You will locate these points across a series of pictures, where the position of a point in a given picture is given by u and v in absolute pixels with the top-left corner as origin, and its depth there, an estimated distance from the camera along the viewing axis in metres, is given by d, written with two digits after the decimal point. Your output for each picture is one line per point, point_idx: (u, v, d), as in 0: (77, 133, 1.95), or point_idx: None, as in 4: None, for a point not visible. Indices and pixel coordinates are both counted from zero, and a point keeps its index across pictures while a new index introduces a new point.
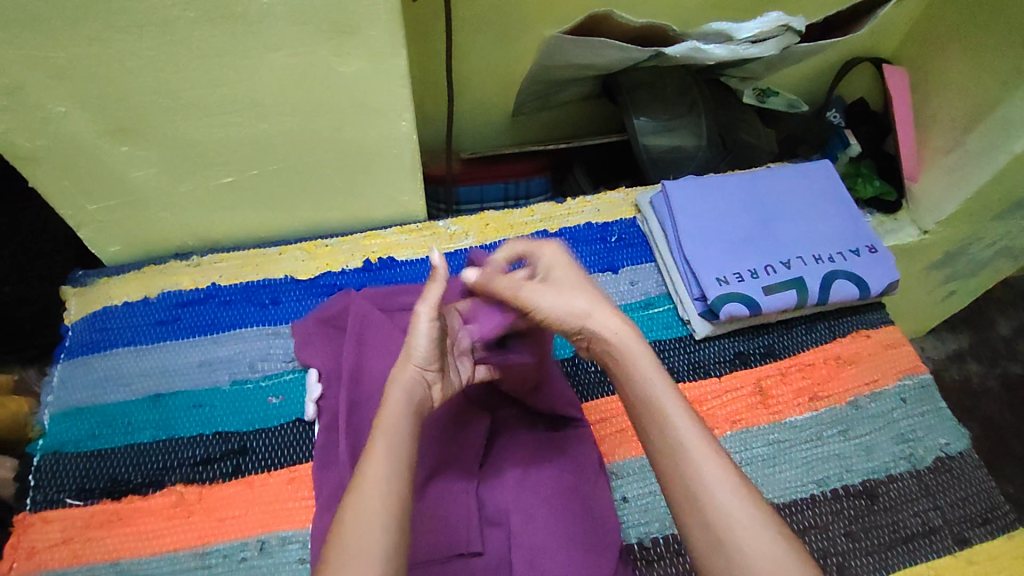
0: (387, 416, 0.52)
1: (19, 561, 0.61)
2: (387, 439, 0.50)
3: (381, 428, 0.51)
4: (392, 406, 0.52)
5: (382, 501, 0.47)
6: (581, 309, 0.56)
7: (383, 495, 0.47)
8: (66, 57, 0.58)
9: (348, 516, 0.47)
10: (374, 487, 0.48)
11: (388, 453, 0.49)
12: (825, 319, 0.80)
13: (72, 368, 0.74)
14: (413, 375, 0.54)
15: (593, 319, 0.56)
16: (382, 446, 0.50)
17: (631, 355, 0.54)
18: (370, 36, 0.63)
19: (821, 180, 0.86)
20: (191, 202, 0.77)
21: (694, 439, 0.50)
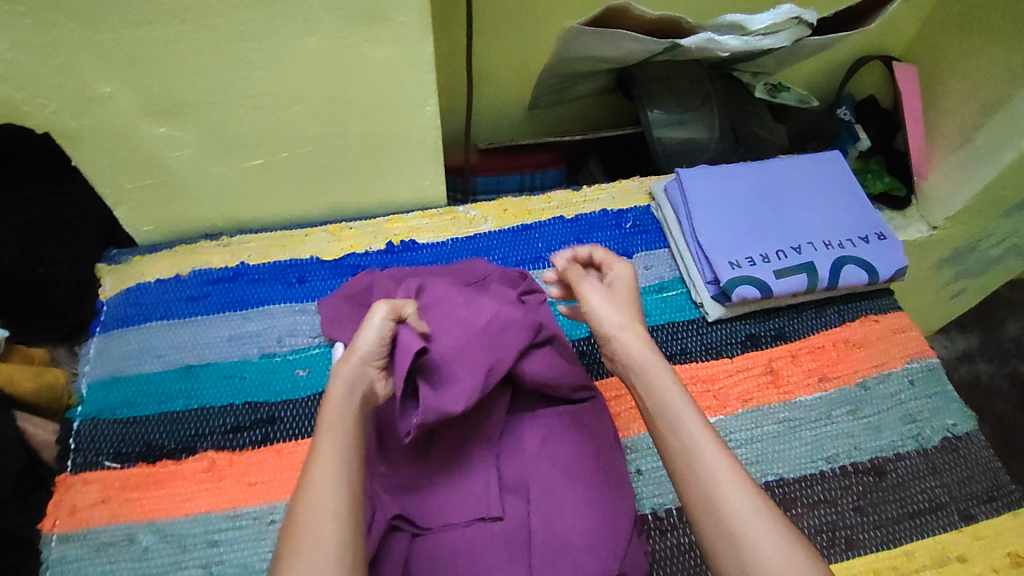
0: (330, 412, 0.52)
1: (61, 518, 0.65)
2: (335, 430, 0.51)
3: (327, 421, 0.51)
4: (334, 402, 0.53)
5: (334, 481, 0.47)
6: (620, 320, 0.57)
7: (332, 476, 0.48)
8: (114, 39, 0.61)
9: (304, 500, 0.46)
10: (327, 471, 0.48)
11: (338, 440, 0.50)
12: (834, 304, 0.83)
13: (107, 340, 0.77)
14: (358, 372, 0.56)
15: (626, 329, 0.56)
16: (331, 437, 0.50)
17: (653, 365, 0.54)
18: (400, 23, 0.66)
19: (832, 169, 0.88)
20: (223, 183, 0.80)
21: (705, 440, 0.49)
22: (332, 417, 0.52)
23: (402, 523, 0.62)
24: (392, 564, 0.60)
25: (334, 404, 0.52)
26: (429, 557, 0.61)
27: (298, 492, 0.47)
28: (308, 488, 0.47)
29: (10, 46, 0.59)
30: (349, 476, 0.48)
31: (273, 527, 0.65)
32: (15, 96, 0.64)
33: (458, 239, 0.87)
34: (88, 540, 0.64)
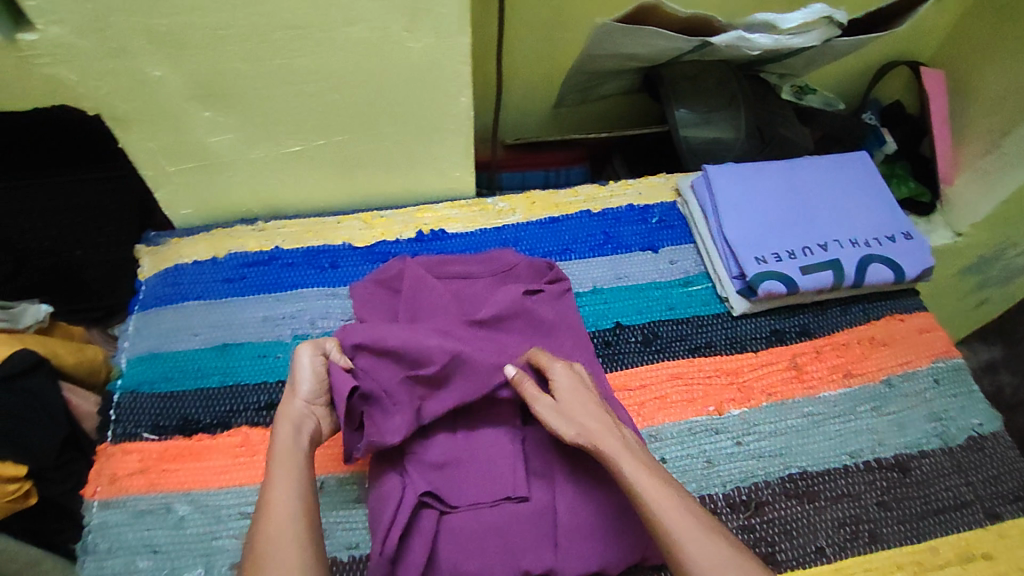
0: (278, 454, 0.56)
1: (102, 485, 0.67)
2: (284, 467, 0.55)
3: (276, 459, 0.56)
4: (281, 443, 0.57)
5: (288, 512, 0.51)
6: (580, 424, 0.62)
7: (286, 508, 0.52)
8: (167, 24, 0.63)
9: (261, 532, 0.50)
10: (281, 506, 0.52)
11: (287, 477, 0.54)
12: (860, 302, 0.83)
13: (146, 318, 0.80)
14: (301, 412, 0.61)
15: (586, 428, 0.62)
16: (280, 472, 0.54)
17: (615, 455, 0.59)
18: (440, 14, 0.68)
19: (860, 169, 0.88)
20: (261, 168, 0.82)
21: (684, 527, 0.54)
22: (281, 456, 0.56)
23: (431, 500, 0.63)
24: (421, 540, 0.61)
25: (281, 444, 0.57)
26: (456, 535, 0.62)
27: (256, 527, 0.51)
28: (263, 523, 0.51)
29: (71, 29, 0.62)
30: (302, 506, 0.52)
31: None
32: (71, 78, 0.67)
33: (487, 230, 0.89)
34: (128, 507, 0.66)
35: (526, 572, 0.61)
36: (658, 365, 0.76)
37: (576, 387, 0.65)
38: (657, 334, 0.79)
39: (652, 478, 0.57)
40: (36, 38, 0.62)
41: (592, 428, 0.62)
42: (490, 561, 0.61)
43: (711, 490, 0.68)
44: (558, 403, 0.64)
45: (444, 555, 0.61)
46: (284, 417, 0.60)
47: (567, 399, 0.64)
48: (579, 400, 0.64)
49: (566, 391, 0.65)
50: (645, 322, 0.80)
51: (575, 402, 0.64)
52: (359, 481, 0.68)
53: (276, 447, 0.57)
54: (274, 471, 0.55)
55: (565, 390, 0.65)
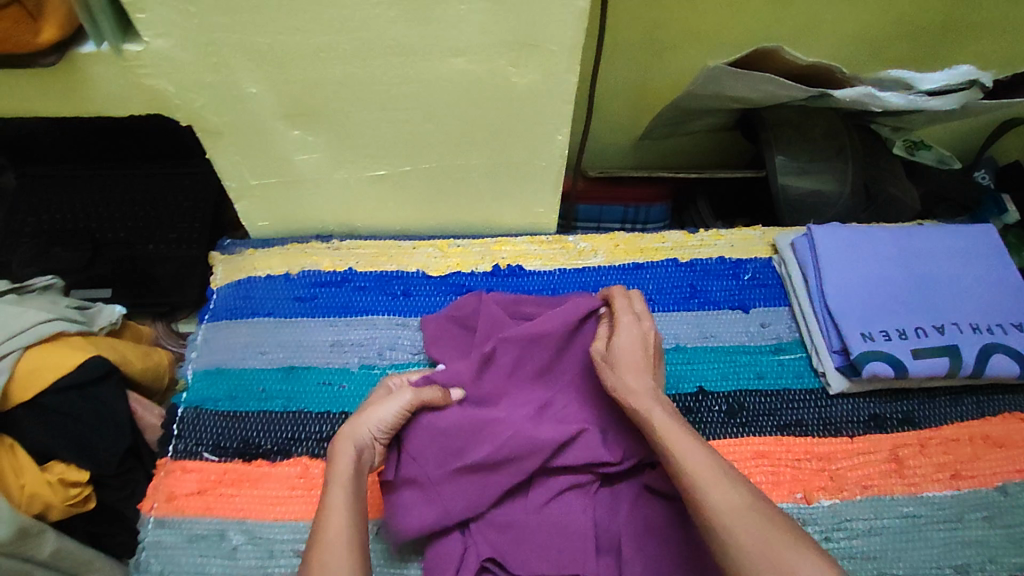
0: (336, 472, 0.54)
1: (159, 502, 0.66)
2: (340, 490, 0.53)
3: (333, 481, 0.54)
4: (340, 462, 0.55)
5: (343, 545, 0.49)
6: (621, 377, 0.62)
7: (341, 536, 0.49)
8: (270, 43, 0.62)
9: (316, 563, 0.47)
10: (337, 532, 0.49)
11: (344, 503, 0.52)
12: (973, 393, 0.75)
13: (215, 330, 0.79)
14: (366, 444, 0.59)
15: (628, 383, 0.61)
16: (337, 495, 0.52)
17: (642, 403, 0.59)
18: (550, 50, 0.64)
19: (983, 243, 0.80)
20: (343, 188, 0.80)
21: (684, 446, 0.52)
22: (338, 476, 0.54)
23: (494, 566, 0.61)
24: None
25: (339, 461, 0.55)
26: None
27: (309, 555, 0.48)
28: (319, 551, 0.48)
29: (175, 42, 0.61)
30: (356, 536, 0.50)
31: None
32: (169, 90, 0.66)
33: (566, 270, 0.85)
34: (182, 530, 0.65)
35: None
36: (741, 440, 0.70)
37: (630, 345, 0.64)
38: (744, 405, 0.73)
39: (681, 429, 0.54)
40: (141, 50, 0.62)
41: (636, 385, 0.61)
42: None
43: None
44: (609, 357, 0.65)
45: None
46: (342, 435, 0.58)
47: (616, 360, 0.64)
48: (633, 358, 0.64)
49: (622, 348, 0.65)
50: (730, 390, 0.74)
51: (628, 358, 0.63)
52: None
53: (335, 467, 0.55)
54: (328, 493, 0.53)
55: (620, 347, 0.65)
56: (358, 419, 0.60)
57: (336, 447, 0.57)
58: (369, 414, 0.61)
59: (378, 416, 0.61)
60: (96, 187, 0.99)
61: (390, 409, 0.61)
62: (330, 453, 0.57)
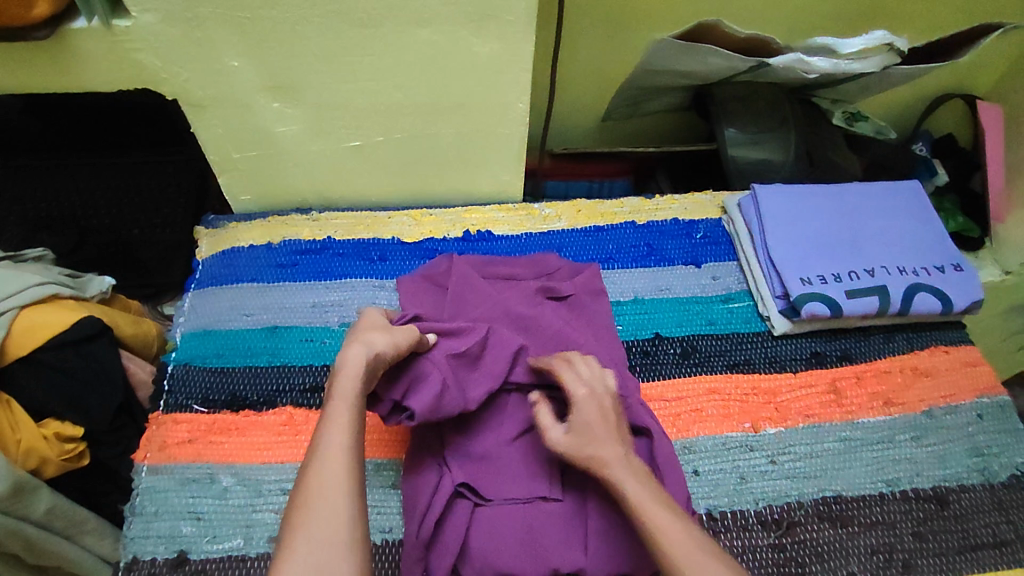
0: (338, 388, 0.56)
1: (152, 452, 0.70)
2: (343, 404, 0.55)
3: (337, 395, 0.56)
4: (343, 379, 0.57)
5: (342, 458, 0.51)
6: (590, 448, 0.57)
7: (340, 451, 0.52)
8: (251, 17, 0.67)
9: (314, 473, 0.50)
10: (336, 446, 0.52)
11: (344, 416, 0.54)
12: (903, 331, 0.82)
13: (201, 296, 0.83)
14: (373, 366, 0.59)
15: (601, 456, 0.57)
16: (340, 409, 0.55)
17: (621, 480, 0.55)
18: (509, 20, 0.70)
19: (909, 198, 0.88)
20: (321, 160, 0.85)
21: (674, 533, 0.50)
22: (343, 392, 0.56)
23: (466, 491, 0.65)
24: (454, 529, 0.63)
25: (346, 375, 0.57)
26: (486, 528, 0.63)
27: (309, 463, 0.51)
28: (317, 462, 0.51)
29: (162, 17, 0.66)
30: (354, 450, 0.52)
31: None
32: (155, 64, 0.71)
33: (532, 235, 0.90)
34: (174, 474, 0.69)
35: (556, 570, 0.61)
36: (694, 378, 0.76)
37: (595, 409, 0.60)
38: (696, 347, 0.79)
39: (679, 526, 0.51)
40: (129, 25, 0.66)
41: (608, 457, 0.57)
42: (519, 557, 0.62)
43: (742, 506, 0.68)
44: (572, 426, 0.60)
45: (474, 549, 0.62)
46: (354, 346, 0.60)
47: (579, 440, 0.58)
48: (601, 431, 0.58)
49: (585, 413, 0.60)
50: (684, 335, 0.81)
51: (594, 427, 0.59)
52: (397, 469, 0.70)
53: (340, 382, 0.57)
54: (332, 406, 0.55)
55: (586, 420, 0.59)
56: (365, 335, 0.62)
57: (347, 358, 0.59)
58: (385, 335, 0.62)
59: (389, 341, 0.62)
60: (81, 172, 0.98)
61: (398, 336, 0.63)
62: (339, 364, 0.59)
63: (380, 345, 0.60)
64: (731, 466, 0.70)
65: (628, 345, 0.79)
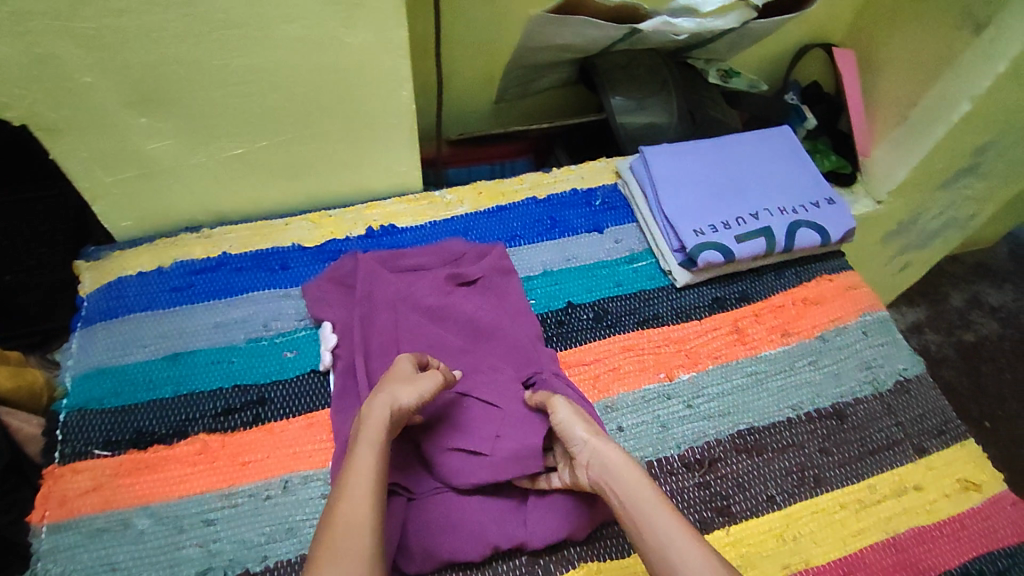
0: (365, 431, 0.56)
1: (51, 509, 0.64)
2: (368, 451, 0.54)
3: (362, 440, 0.55)
4: (371, 422, 0.57)
5: (367, 501, 0.51)
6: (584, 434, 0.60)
7: (366, 496, 0.51)
8: (97, 28, 0.62)
9: (341, 516, 0.49)
10: (362, 491, 0.51)
11: (370, 460, 0.54)
12: (792, 266, 0.89)
13: (89, 334, 0.77)
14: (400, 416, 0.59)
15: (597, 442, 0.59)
16: (365, 454, 0.54)
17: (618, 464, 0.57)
18: (378, 8, 0.69)
19: (781, 142, 0.95)
20: (203, 173, 0.81)
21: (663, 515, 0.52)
22: (370, 437, 0.55)
23: (399, 488, 0.64)
24: (390, 527, 0.61)
25: (372, 421, 0.56)
26: (425, 520, 0.63)
27: (333, 505, 0.51)
28: (343, 505, 0.50)
29: None
30: (378, 496, 0.52)
31: (272, 501, 0.66)
32: None
33: (436, 222, 0.90)
34: (81, 528, 0.64)
35: (496, 547, 0.62)
36: (609, 338, 0.79)
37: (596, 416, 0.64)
38: (608, 310, 0.82)
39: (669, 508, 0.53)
40: None
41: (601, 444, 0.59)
42: (457, 543, 0.62)
43: (666, 453, 0.71)
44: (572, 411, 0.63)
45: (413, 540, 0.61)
46: (381, 398, 0.59)
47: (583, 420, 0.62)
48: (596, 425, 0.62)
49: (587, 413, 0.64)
50: (595, 300, 0.83)
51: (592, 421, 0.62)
52: (325, 477, 0.68)
53: (366, 428, 0.56)
54: (359, 451, 0.54)
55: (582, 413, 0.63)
56: (393, 390, 0.60)
57: (371, 407, 0.58)
58: (410, 386, 0.61)
59: (415, 389, 0.61)
60: None
61: (426, 386, 0.62)
62: (365, 411, 0.58)
63: (406, 398, 0.59)
64: (652, 417, 0.73)
65: (543, 317, 0.81)
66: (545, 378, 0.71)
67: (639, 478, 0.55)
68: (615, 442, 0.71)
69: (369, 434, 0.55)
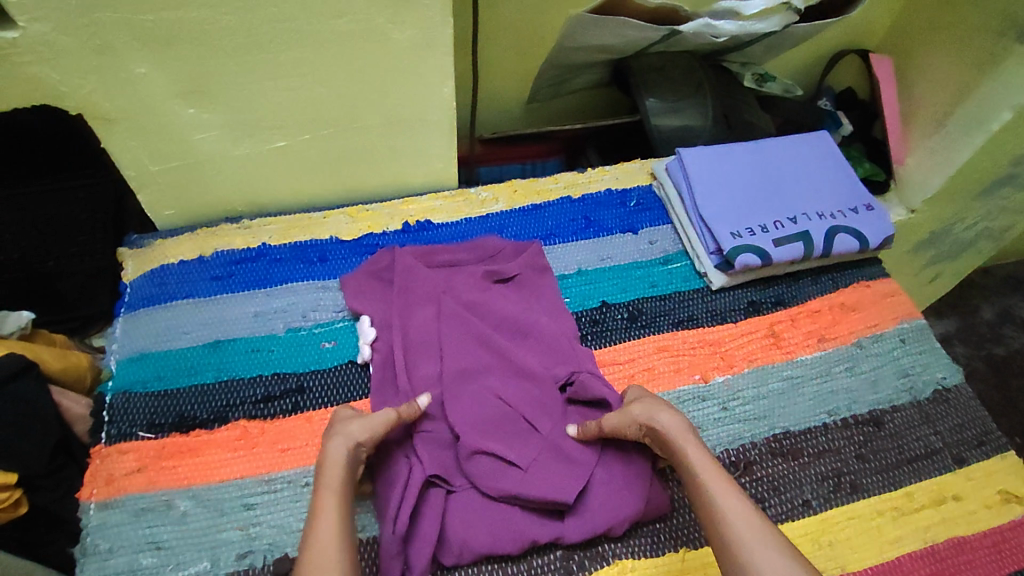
0: (326, 475, 0.58)
1: (98, 487, 0.66)
2: (330, 496, 0.57)
3: (323, 486, 0.57)
4: (331, 466, 0.59)
5: (332, 543, 0.53)
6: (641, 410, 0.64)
7: (331, 541, 0.53)
8: (153, 20, 0.64)
9: (307, 562, 0.52)
10: (325, 536, 0.54)
11: (332, 505, 0.56)
12: (828, 272, 0.88)
13: (133, 320, 0.79)
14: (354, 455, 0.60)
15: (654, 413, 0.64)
16: (328, 502, 0.56)
17: (677, 438, 0.61)
18: (424, 6, 0.70)
19: (820, 148, 0.94)
20: (246, 165, 0.82)
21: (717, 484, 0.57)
22: (330, 482, 0.58)
23: (438, 480, 0.65)
24: (430, 518, 0.62)
25: (330, 467, 0.58)
26: (464, 510, 0.63)
27: (302, 555, 0.53)
28: (310, 555, 0.53)
29: (54, 27, 0.62)
30: (344, 539, 0.54)
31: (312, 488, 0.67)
32: (53, 77, 0.66)
33: (472, 219, 0.91)
34: (126, 506, 0.65)
35: (535, 541, 0.63)
36: (644, 338, 0.79)
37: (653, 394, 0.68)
38: (642, 310, 0.82)
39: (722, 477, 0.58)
40: (17, 36, 0.62)
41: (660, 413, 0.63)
42: (497, 536, 0.62)
43: None
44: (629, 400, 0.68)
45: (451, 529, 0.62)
46: (335, 440, 0.61)
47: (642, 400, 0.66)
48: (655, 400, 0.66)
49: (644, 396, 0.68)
50: (629, 300, 0.83)
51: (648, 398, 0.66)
52: None
53: (325, 472, 0.58)
54: (320, 497, 0.57)
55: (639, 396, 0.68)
56: (348, 426, 0.62)
57: (328, 452, 0.60)
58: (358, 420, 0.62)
59: (368, 424, 0.62)
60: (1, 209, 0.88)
61: (379, 419, 0.63)
62: (323, 456, 0.60)
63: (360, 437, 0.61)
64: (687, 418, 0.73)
65: (577, 315, 0.81)
66: (579, 377, 0.72)
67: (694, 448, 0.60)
68: None
69: (328, 480, 0.57)
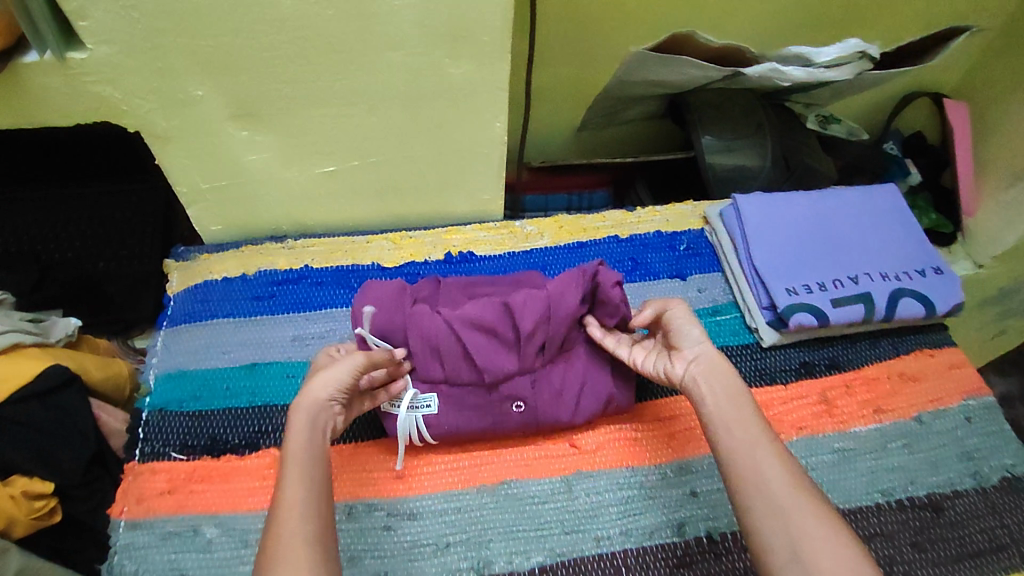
0: (291, 451, 0.55)
1: (129, 505, 0.67)
2: (296, 467, 0.53)
3: (289, 459, 0.54)
4: (295, 441, 0.55)
5: (300, 519, 0.50)
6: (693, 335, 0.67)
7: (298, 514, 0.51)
8: (213, 46, 0.64)
9: (273, 537, 0.49)
10: (291, 508, 0.51)
11: (300, 477, 0.53)
12: (888, 337, 0.83)
13: (174, 335, 0.79)
14: (318, 412, 0.58)
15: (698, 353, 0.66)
16: (295, 474, 0.53)
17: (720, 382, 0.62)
18: (483, 41, 0.68)
19: (887, 203, 0.89)
20: (295, 187, 0.82)
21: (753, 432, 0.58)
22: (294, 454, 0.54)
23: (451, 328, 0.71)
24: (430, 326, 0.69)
25: (294, 439, 0.55)
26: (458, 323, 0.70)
27: (268, 529, 0.50)
28: (281, 527, 0.50)
29: (119, 50, 0.63)
30: (314, 509, 0.52)
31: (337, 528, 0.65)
32: (115, 96, 0.67)
33: (515, 253, 0.89)
34: (155, 529, 0.65)
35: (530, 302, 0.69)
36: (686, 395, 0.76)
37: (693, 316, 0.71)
38: None
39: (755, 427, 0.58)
40: (85, 57, 0.63)
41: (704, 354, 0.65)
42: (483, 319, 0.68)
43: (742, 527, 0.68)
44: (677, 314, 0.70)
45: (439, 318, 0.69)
46: (306, 402, 0.58)
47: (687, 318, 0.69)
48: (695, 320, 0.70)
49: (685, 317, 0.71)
50: None
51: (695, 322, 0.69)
52: (389, 508, 0.67)
53: (291, 443, 0.55)
54: (286, 469, 0.53)
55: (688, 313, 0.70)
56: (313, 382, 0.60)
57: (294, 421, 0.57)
58: (319, 378, 0.60)
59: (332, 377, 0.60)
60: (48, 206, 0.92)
61: (344, 367, 0.61)
62: (289, 426, 0.57)
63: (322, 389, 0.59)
64: None
65: None
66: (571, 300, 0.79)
67: (735, 393, 0.61)
68: (688, 508, 0.68)
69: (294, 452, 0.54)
